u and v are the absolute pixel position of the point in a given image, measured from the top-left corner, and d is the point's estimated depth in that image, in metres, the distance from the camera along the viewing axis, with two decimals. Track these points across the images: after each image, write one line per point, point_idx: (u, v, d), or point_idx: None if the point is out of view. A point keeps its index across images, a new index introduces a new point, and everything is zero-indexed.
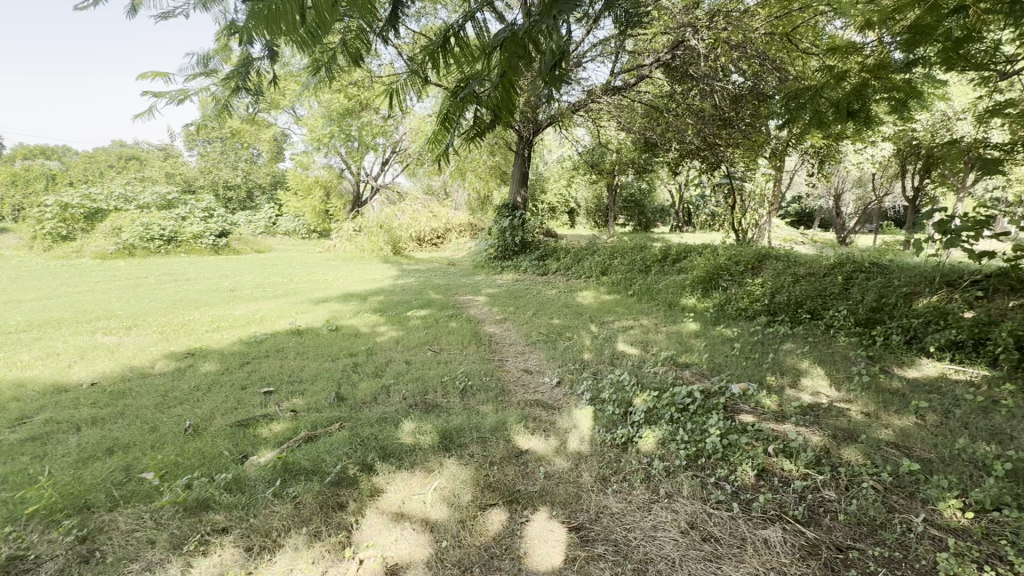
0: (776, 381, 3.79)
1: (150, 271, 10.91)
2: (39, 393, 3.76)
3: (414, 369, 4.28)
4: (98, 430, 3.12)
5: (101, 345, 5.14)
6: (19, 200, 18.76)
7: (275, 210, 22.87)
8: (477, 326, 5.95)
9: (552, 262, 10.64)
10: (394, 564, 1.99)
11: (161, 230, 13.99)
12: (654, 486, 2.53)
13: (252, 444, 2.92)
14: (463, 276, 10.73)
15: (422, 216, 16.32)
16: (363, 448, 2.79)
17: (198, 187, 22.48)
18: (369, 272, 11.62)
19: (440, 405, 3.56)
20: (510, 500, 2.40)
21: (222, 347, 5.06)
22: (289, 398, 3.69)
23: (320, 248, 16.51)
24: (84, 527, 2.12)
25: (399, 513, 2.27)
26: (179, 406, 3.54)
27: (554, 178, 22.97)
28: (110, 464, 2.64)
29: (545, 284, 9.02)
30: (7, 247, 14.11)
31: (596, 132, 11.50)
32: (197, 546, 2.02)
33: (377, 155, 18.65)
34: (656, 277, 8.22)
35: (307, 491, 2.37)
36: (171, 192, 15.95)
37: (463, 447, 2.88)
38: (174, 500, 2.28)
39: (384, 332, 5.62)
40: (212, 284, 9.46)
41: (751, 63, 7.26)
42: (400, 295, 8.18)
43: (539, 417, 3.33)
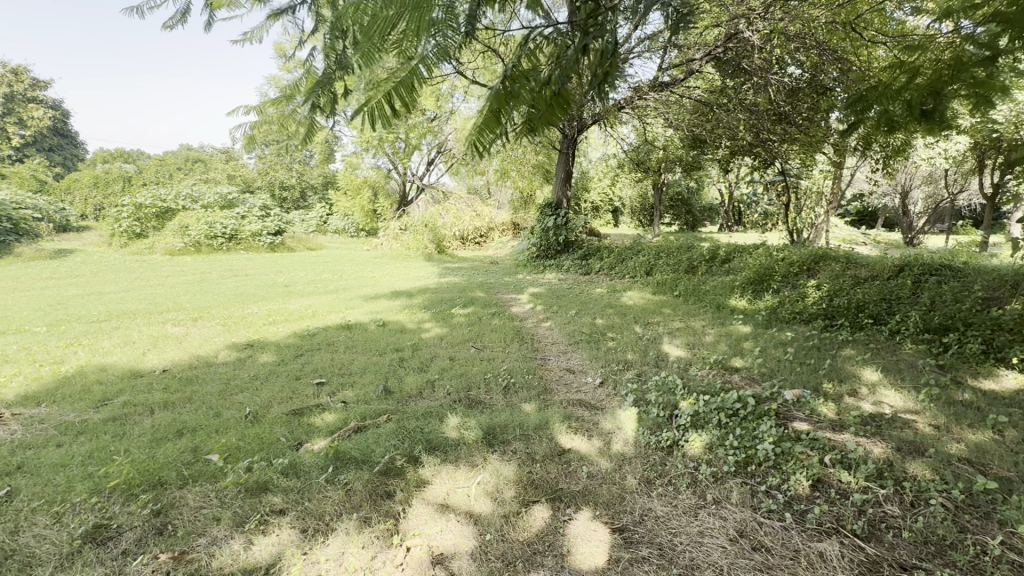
0: (834, 389, 3.61)
1: (213, 267, 11.61)
2: (118, 377, 4.10)
3: (458, 365, 4.36)
4: (170, 413, 3.37)
5: (171, 335, 5.54)
6: (100, 200, 20.38)
7: (326, 209, 23.76)
8: (519, 324, 5.98)
9: (595, 262, 10.51)
10: (440, 554, 2.04)
11: (223, 228, 14.88)
12: (700, 491, 2.48)
13: (306, 432, 3.07)
14: (506, 274, 10.80)
15: (465, 216, 16.55)
16: (410, 441, 2.87)
17: (257, 188, 23.74)
18: (415, 269, 11.90)
19: (483, 402, 3.61)
20: (554, 497, 2.41)
21: (278, 340, 5.33)
22: (340, 390, 3.85)
23: (368, 247, 17.05)
24: (158, 502, 2.30)
25: (445, 505, 2.33)
26: (240, 393, 3.77)
27: (598, 177, 22.68)
28: (180, 445, 2.84)
29: (587, 284, 8.93)
30: (90, 243, 15.37)
31: (643, 129, 11.28)
32: (258, 525, 2.14)
33: (423, 156, 19.07)
34: (703, 278, 8.01)
35: (357, 479, 2.46)
36: (231, 192, 16.89)
37: (506, 443, 2.91)
38: (237, 482, 2.43)
39: (429, 329, 5.76)
40: (268, 280, 9.94)
41: (810, 54, 7.16)
42: (444, 292, 8.34)
43: (582, 417, 3.32)
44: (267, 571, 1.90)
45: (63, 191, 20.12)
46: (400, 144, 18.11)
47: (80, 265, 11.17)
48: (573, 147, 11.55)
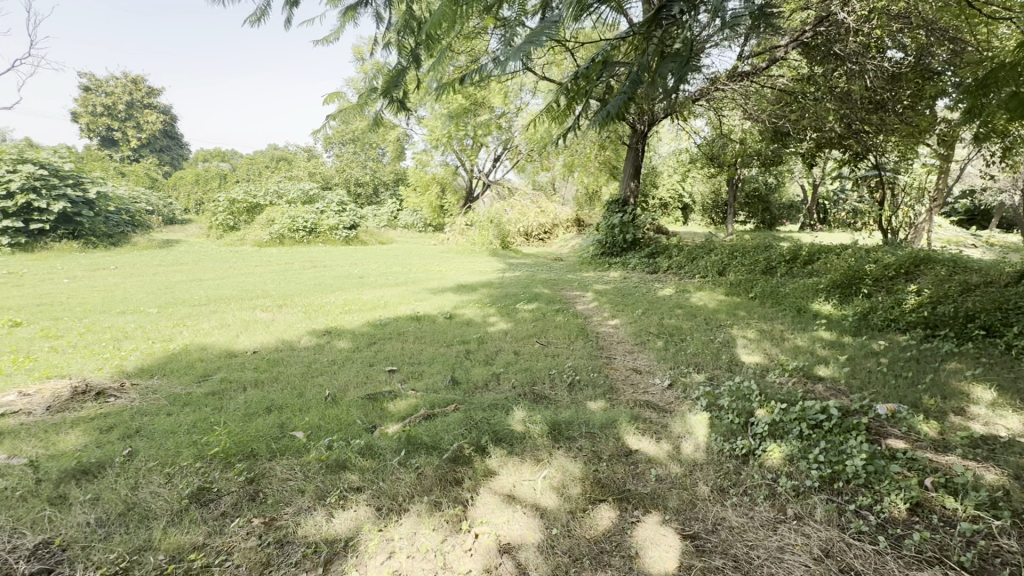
0: (936, 405, 3.26)
1: (296, 258, 12.48)
2: (216, 356, 4.52)
3: (523, 360, 4.40)
4: (260, 390, 3.67)
5: (261, 319, 6.02)
6: (201, 196, 22.55)
7: (397, 204, 24.74)
8: (583, 322, 5.92)
9: (664, 260, 10.15)
10: (507, 544, 2.07)
11: (304, 222, 15.93)
12: (780, 504, 2.34)
13: (380, 416, 3.22)
14: (570, 271, 10.71)
15: (530, 212, 16.62)
16: (477, 431, 2.93)
17: (334, 185, 25.19)
18: (480, 264, 12.11)
19: (548, 397, 3.61)
20: (621, 496, 2.38)
21: (353, 328, 5.63)
22: (411, 378, 4.01)
23: (435, 241, 17.56)
24: (252, 471, 2.52)
25: (511, 496, 2.36)
26: (320, 375, 4.04)
27: (667, 172, 21.93)
28: (270, 421, 3.09)
29: (654, 283, 8.67)
30: (192, 234, 17.04)
31: (718, 122, 10.78)
32: (338, 500, 2.28)
33: (490, 153, 19.36)
34: (782, 279, 7.51)
35: (428, 464, 2.56)
36: (312, 188, 18.04)
37: (571, 440, 2.90)
38: (319, 458, 2.61)
39: (494, 323, 5.84)
40: (344, 271, 10.54)
41: (915, 36, 6.56)
42: (509, 287, 8.45)
43: (650, 419, 3.23)
44: (346, 543, 2.02)
45: (170, 188, 22.45)
46: (467, 142, 18.55)
47: (185, 254, 12.41)
48: (642, 141, 11.24)
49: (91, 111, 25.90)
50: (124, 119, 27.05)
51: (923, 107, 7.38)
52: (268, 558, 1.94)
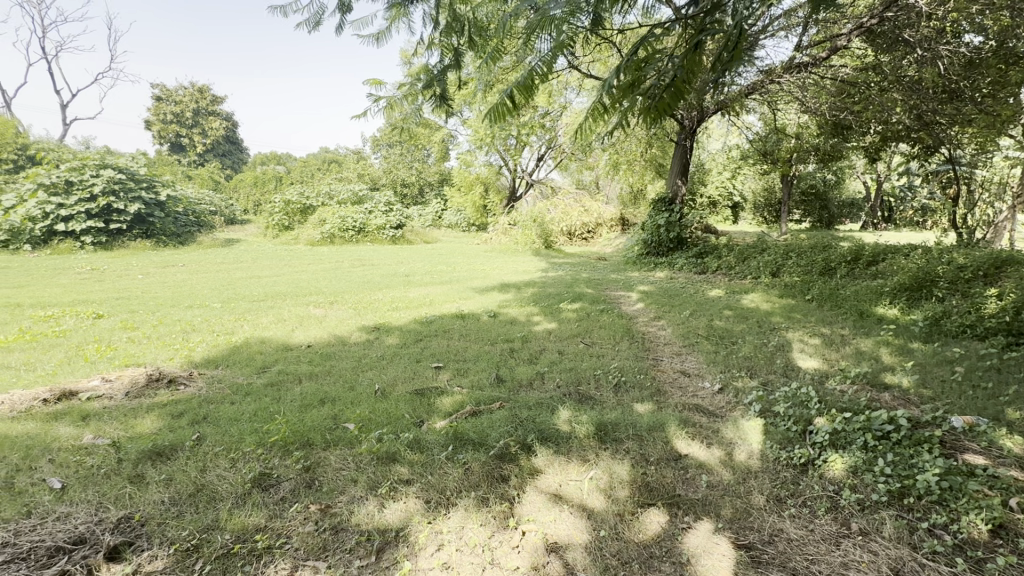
0: (1021, 419, 2.98)
1: (345, 257, 12.92)
2: (274, 349, 4.76)
3: (567, 360, 4.37)
4: (313, 383, 3.83)
5: (314, 315, 6.28)
6: (258, 197, 23.76)
7: (441, 204, 25.16)
8: (628, 322, 5.81)
9: (712, 261, 9.79)
10: (554, 543, 2.06)
11: (353, 221, 16.48)
12: (843, 518, 2.22)
13: (428, 411, 3.29)
14: (614, 271, 10.54)
15: (573, 211, 16.48)
16: (523, 429, 2.94)
17: (382, 185, 25.91)
18: (523, 264, 12.11)
19: (594, 398, 3.58)
20: (670, 501, 2.32)
21: (400, 324, 5.77)
22: (456, 375, 4.07)
23: (478, 241, 17.72)
24: (308, 459, 2.63)
25: (558, 496, 2.35)
26: (370, 370, 4.17)
27: (717, 170, 21.18)
28: (324, 412, 3.22)
29: (702, 284, 8.40)
30: (250, 233, 17.98)
31: (772, 117, 10.30)
32: (389, 491, 2.35)
33: (533, 152, 19.34)
34: (842, 281, 7.10)
35: (475, 460, 2.59)
36: (361, 189, 18.64)
37: (618, 441, 2.86)
38: (371, 450, 2.69)
39: (538, 322, 5.84)
40: (391, 269, 10.82)
41: (997, 18, 5.98)
42: (552, 287, 8.41)
43: (700, 423, 3.14)
44: (397, 534, 2.08)
45: (231, 190, 23.80)
46: (511, 141, 18.62)
47: (244, 252, 13.10)
48: (690, 138, 10.90)
49: (162, 119, 27.95)
50: (191, 126, 28.88)
51: (1005, 95, 6.60)
52: (324, 544, 2.02)
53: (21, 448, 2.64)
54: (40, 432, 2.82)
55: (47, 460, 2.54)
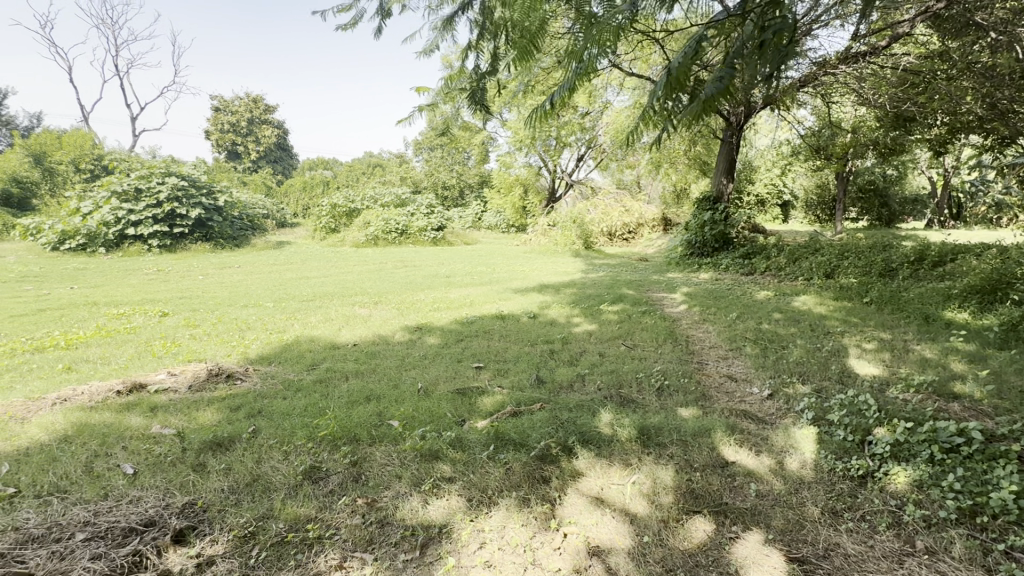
0: None
1: (388, 258, 13.25)
2: (322, 347, 4.94)
3: (608, 362, 4.32)
4: (359, 380, 3.96)
5: (359, 315, 6.49)
6: (307, 201, 24.77)
7: (481, 205, 25.38)
8: (671, 325, 5.68)
9: (761, 261, 9.41)
10: (596, 546, 2.05)
11: (396, 224, 16.89)
12: (906, 535, 2.09)
13: (469, 411, 3.33)
14: (656, 272, 10.32)
15: (614, 211, 16.28)
16: (564, 430, 2.93)
17: (423, 188, 26.44)
18: (563, 265, 12.04)
19: (635, 401, 3.52)
20: (716, 509, 2.25)
21: (442, 325, 5.88)
22: (496, 375, 4.10)
23: (518, 242, 17.77)
24: (355, 454, 2.73)
25: (599, 499, 2.33)
26: (413, 369, 4.26)
27: (766, 167, 20.36)
28: (370, 409, 3.32)
29: (750, 285, 8.10)
30: (300, 236, 18.77)
31: (826, 110, 9.80)
32: (431, 488, 2.40)
33: (573, 152, 19.24)
34: (905, 283, 6.66)
35: (516, 460, 2.60)
36: (403, 192, 19.09)
37: (661, 446, 2.80)
38: (414, 447, 2.76)
39: (579, 323, 5.79)
40: (432, 271, 11.01)
41: None
42: (592, 288, 8.31)
43: (747, 429, 3.03)
44: (441, 530, 2.12)
45: (282, 195, 24.92)
46: (550, 142, 18.59)
47: (294, 254, 13.68)
48: (737, 135, 10.53)
49: (220, 129, 29.64)
50: (246, 135, 30.47)
51: None
52: (370, 536, 2.08)
53: (99, 435, 2.87)
54: (115, 421, 3.05)
55: (121, 447, 2.75)
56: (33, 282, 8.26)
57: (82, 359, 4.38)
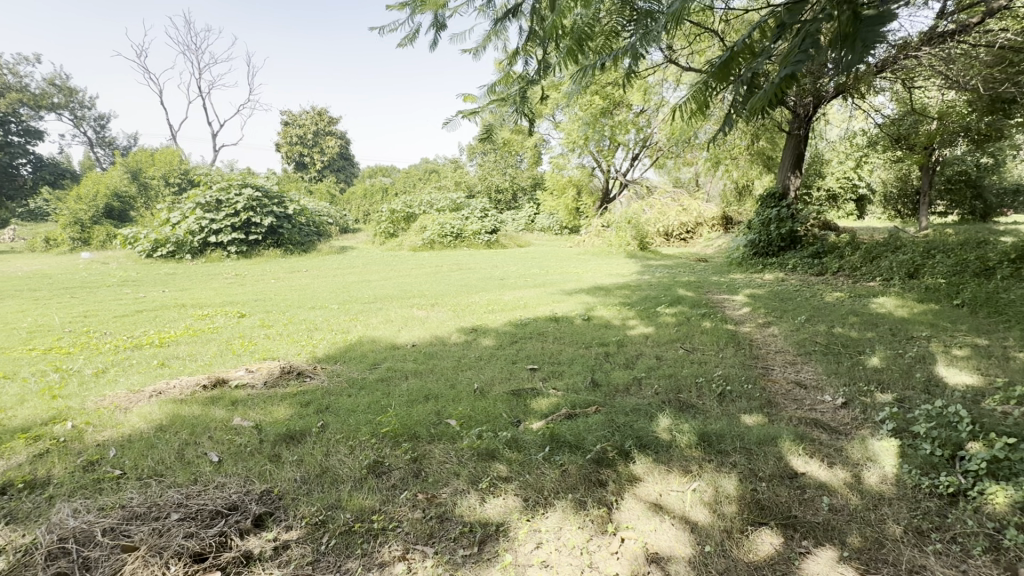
0: None
1: (444, 261, 13.57)
2: (383, 347, 5.15)
3: (666, 365, 4.21)
4: (418, 380, 4.09)
5: (416, 316, 6.71)
6: (368, 208, 25.86)
7: (534, 208, 25.42)
8: (733, 328, 5.44)
9: (833, 261, 8.82)
10: (655, 553, 2.01)
11: (451, 228, 17.27)
12: (1006, 561, 1.89)
13: (524, 412, 3.36)
14: (717, 273, 9.92)
15: (671, 211, 15.83)
16: (620, 434, 2.89)
17: (477, 192, 26.86)
18: (617, 266, 11.83)
19: (695, 406, 3.41)
20: (784, 522, 2.15)
21: (496, 326, 5.95)
22: (551, 376, 4.11)
23: (571, 243, 17.66)
24: (415, 451, 2.83)
25: (658, 505, 2.29)
26: (469, 370, 4.35)
27: (838, 159, 19.03)
28: (428, 408, 3.43)
29: (821, 286, 7.60)
30: (361, 241, 19.62)
31: (908, 96, 9.04)
32: (488, 486, 2.44)
33: (627, 151, 18.91)
34: (1003, 283, 6.02)
35: (571, 462, 2.60)
36: (458, 197, 19.50)
37: (724, 453, 2.70)
38: (471, 446, 2.82)
39: (634, 326, 5.68)
40: (487, 273, 11.16)
41: None
42: (648, 290, 8.12)
43: (819, 439, 2.86)
44: (498, 527, 2.16)
45: (345, 203, 26.16)
46: (604, 142, 18.36)
47: (356, 258, 14.33)
48: (805, 127, 9.95)
49: (290, 142, 31.61)
50: (312, 146, 32.29)
51: None
52: (431, 531, 2.16)
53: (189, 426, 3.15)
54: (202, 413, 3.34)
55: (207, 437, 3.01)
56: (131, 286, 9.18)
57: (174, 355, 4.82)
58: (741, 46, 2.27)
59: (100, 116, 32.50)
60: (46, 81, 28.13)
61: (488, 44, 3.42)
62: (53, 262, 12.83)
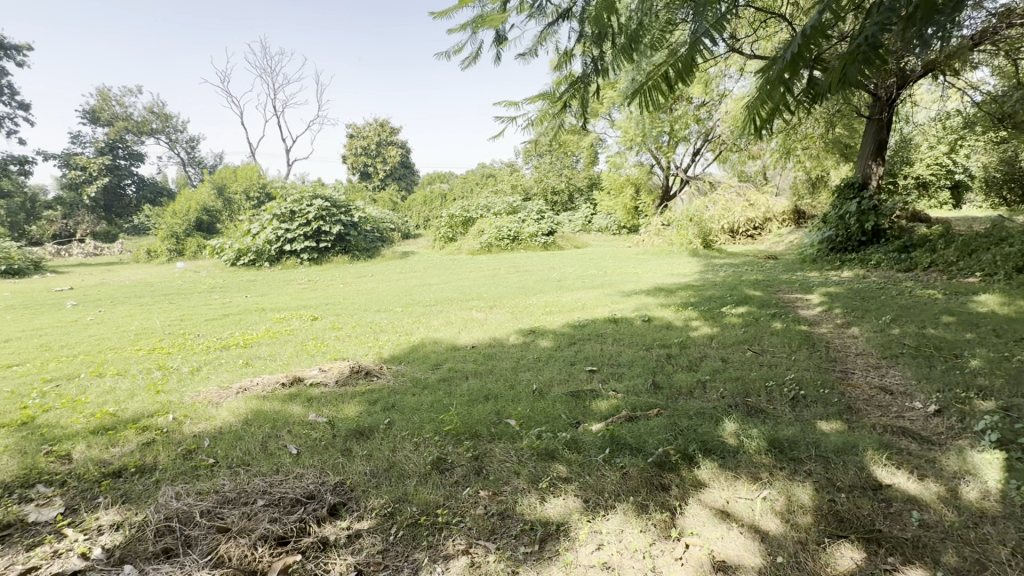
0: None
1: (501, 264, 13.74)
2: (444, 348, 5.31)
3: (732, 368, 4.03)
4: (477, 380, 4.18)
5: (476, 318, 6.85)
6: (428, 214, 26.70)
7: (591, 208, 25.13)
8: (807, 328, 5.12)
9: (923, 255, 8.05)
10: (723, 561, 1.94)
11: (508, 231, 17.45)
12: None
13: (583, 413, 3.35)
14: (788, 271, 9.35)
15: (736, 207, 15.10)
16: (683, 438, 2.81)
17: (533, 194, 26.95)
18: (679, 266, 11.46)
19: (765, 411, 3.24)
20: (867, 536, 2.00)
21: (554, 328, 5.96)
22: (610, 378, 4.06)
23: (630, 243, 17.29)
24: (477, 449, 2.90)
25: (724, 512, 2.21)
26: (527, 371, 4.40)
27: (928, 143, 17.33)
28: (488, 407, 3.50)
29: (909, 283, 6.96)
30: (422, 246, 20.27)
31: (1012, 70, 8.09)
32: (548, 486, 2.46)
33: (688, 147, 18.28)
34: None
35: (633, 465, 2.56)
36: (514, 200, 19.69)
37: (797, 461, 2.55)
38: (531, 446, 2.86)
39: (697, 327, 5.49)
40: (544, 275, 11.18)
41: None
42: (712, 289, 7.80)
43: (907, 449, 2.64)
44: (558, 527, 2.17)
45: (407, 209, 27.15)
46: (663, 138, 17.85)
47: (417, 263, 14.82)
48: (887, 110, 9.18)
49: (355, 153, 33.28)
50: (376, 157, 33.81)
51: None
52: (492, 527, 2.21)
53: (271, 420, 3.41)
54: (282, 409, 3.61)
55: (287, 431, 3.24)
56: (219, 292, 10.06)
57: (256, 355, 5.23)
58: (816, 25, 2.09)
59: (191, 139, 35.86)
60: (146, 108, 31.37)
61: (538, 47, 3.42)
62: (153, 271, 14.29)
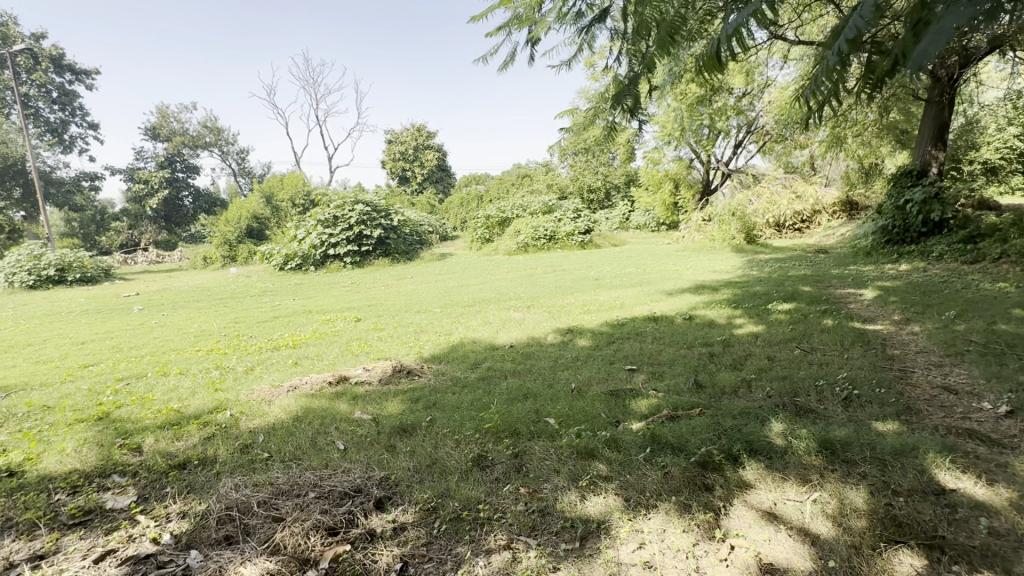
0: None
1: (538, 264, 13.76)
2: (483, 348, 5.38)
3: (779, 367, 3.89)
4: (515, 380, 4.21)
5: (514, 318, 6.89)
6: (465, 216, 27.01)
7: (629, 205, 24.74)
8: (861, 325, 4.86)
9: (992, 246, 7.49)
10: (770, 564, 1.89)
11: (544, 230, 17.43)
12: None
13: (623, 412, 3.32)
14: (840, 266, 8.89)
15: (782, 199, 14.50)
16: (728, 437, 2.74)
17: (569, 193, 26.78)
18: (721, 262, 11.12)
19: (816, 410, 3.12)
20: (929, 543, 1.90)
21: (592, 327, 5.92)
22: (651, 377, 4.00)
23: (669, 240, 16.91)
24: (516, 447, 2.93)
25: (771, 513, 2.14)
26: (566, 370, 4.39)
27: (997, 124, 16.07)
28: (527, 406, 3.53)
29: (975, 276, 6.49)
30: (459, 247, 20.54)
31: None
32: (589, 484, 2.46)
33: (729, 139, 17.72)
34: None
35: (674, 465, 2.52)
36: (550, 199, 19.64)
37: (851, 463, 2.44)
38: (571, 444, 2.86)
39: (741, 324, 5.33)
40: (581, 274, 11.09)
41: None
42: (757, 286, 7.53)
43: (974, 452, 2.47)
44: (599, 525, 2.17)
45: (444, 212, 27.57)
46: (703, 131, 17.36)
47: (455, 265, 15.03)
48: (949, 92, 8.60)
49: (394, 158, 34.07)
50: (414, 161, 34.50)
51: None
52: (533, 523, 2.23)
53: (320, 417, 3.56)
54: (329, 406, 3.76)
55: (334, 427, 3.38)
56: (270, 296, 10.56)
57: (305, 355, 5.47)
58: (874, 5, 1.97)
59: (241, 150, 37.66)
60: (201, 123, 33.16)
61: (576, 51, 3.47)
62: (209, 277, 15.11)
